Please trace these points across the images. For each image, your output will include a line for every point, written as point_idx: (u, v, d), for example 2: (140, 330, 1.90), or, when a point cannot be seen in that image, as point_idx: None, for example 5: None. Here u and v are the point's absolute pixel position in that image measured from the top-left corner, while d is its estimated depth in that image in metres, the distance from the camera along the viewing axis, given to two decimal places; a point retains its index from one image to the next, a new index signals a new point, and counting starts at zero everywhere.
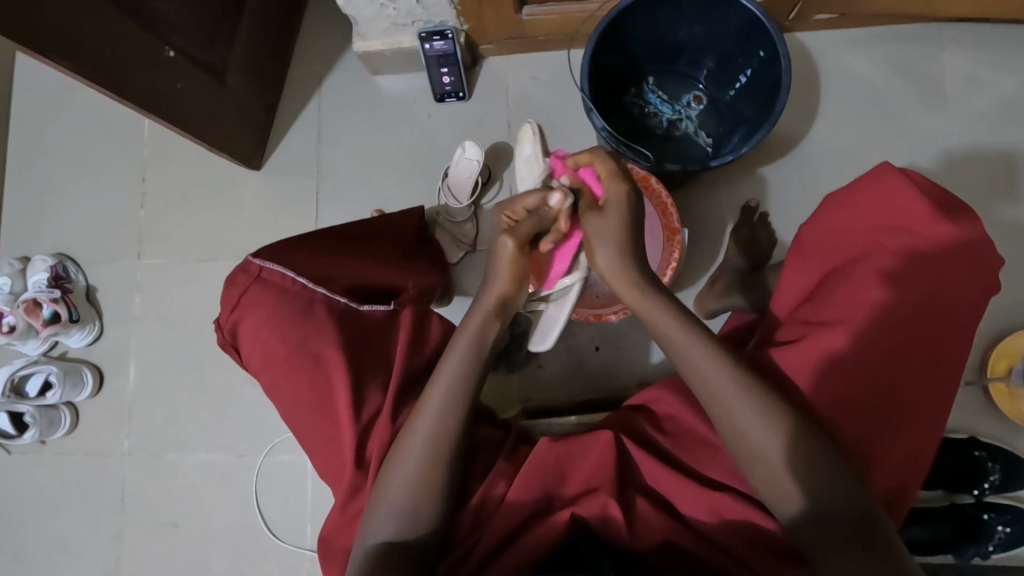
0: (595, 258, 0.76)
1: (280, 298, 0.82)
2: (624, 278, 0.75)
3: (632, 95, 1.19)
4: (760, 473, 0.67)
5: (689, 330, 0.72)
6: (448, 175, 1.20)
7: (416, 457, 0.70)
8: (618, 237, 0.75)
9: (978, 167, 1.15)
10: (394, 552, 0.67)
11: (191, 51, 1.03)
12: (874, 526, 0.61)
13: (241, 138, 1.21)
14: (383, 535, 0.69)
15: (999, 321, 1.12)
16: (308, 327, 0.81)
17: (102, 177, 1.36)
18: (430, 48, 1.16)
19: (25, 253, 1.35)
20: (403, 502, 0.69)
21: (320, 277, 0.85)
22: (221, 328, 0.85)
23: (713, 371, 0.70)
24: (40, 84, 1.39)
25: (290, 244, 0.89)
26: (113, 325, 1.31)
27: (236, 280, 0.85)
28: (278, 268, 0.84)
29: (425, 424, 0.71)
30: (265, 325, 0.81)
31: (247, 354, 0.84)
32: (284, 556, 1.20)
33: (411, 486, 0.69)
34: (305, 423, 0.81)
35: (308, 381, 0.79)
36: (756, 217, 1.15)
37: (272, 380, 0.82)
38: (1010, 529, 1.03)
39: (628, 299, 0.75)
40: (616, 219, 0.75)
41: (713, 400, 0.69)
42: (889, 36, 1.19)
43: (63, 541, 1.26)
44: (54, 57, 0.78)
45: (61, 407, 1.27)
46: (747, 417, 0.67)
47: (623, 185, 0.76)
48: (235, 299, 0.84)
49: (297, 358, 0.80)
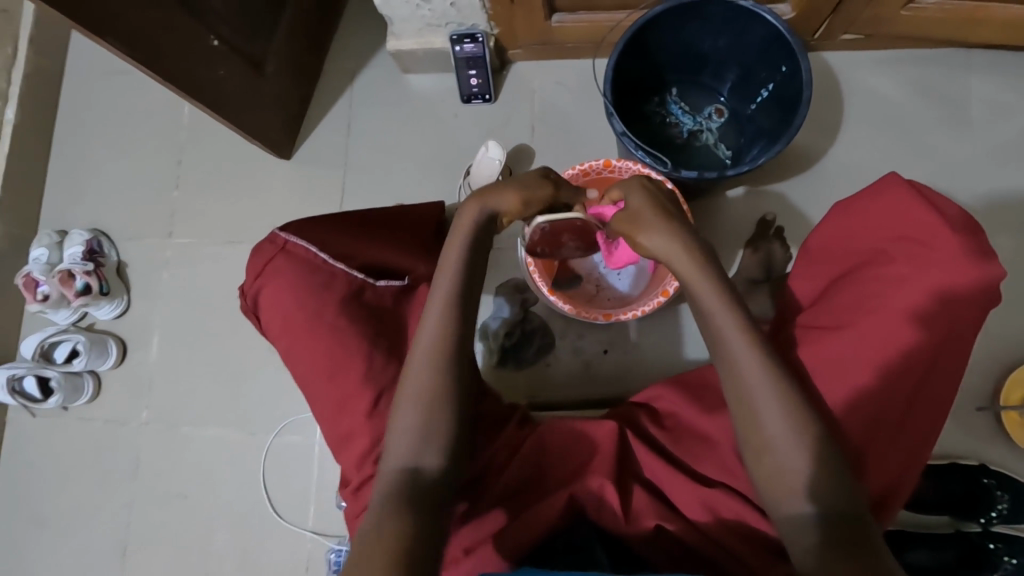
0: (640, 239, 0.77)
1: (301, 269, 0.85)
2: (673, 250, 0.75)
3: (654, 104, 1.21)
4: (763, 466, 0.67)
5: (726, 305, 0.72)
6: (469, 173, 1.23)
7: (420, 395, 0.70)
8: (658, 219, 0.76)
9: (998, 193, 1.15)
10: (411, 484, 0.65)
11: (233, 41, 1.08)
12: (868, 521, 0.62)
13: (273, 127, 1.25)
14: (398, 469, 0.67)
15: (1016, 349, 1.10)
16: (327, 299, 0.84)
17: (140, 158, 1.42)
18: (460, 50, 1.20)
19: (63, 227, 1.42)
20: (418, 433, 0.68)
21: (341, 253, 0.89)
22: (244, 294, 0.89)
23: (744, 352, 0.69)
24: (89, 69, 1.47)
25: (315, 221, 0.93)
26: (140, 300, 1.36)
27: (261, 250, 0.88)
28: (302, 241, 0.87)
29: (422, 364, 0.72)
30: (284, 295, 0.84)
31: (265, 322, 0.87)
32: (286, 534, 1.22)
33: (417, 422, 0.69)
34: (315, 392, 0.83)
35: (321, 350, 0.82)
36: (772, 230, 1.17)
37: (287, 348, 0.85)
38: (1016, 561, 1.01)
39: (681, 273, 0.75)
40: (639, 203, 0.78)
41: (728, 380, 0.70)
42: (915, 59, 1.20)
43: (76, 504, 1.30)
44: (107, 38, 0.83)
45: (85, 375, 1.32)
46: (756, 407, 0.68)
47: (641, 177, 0.83)
48: (259, 268, 0.87)
49: (313, 326, 0.82)
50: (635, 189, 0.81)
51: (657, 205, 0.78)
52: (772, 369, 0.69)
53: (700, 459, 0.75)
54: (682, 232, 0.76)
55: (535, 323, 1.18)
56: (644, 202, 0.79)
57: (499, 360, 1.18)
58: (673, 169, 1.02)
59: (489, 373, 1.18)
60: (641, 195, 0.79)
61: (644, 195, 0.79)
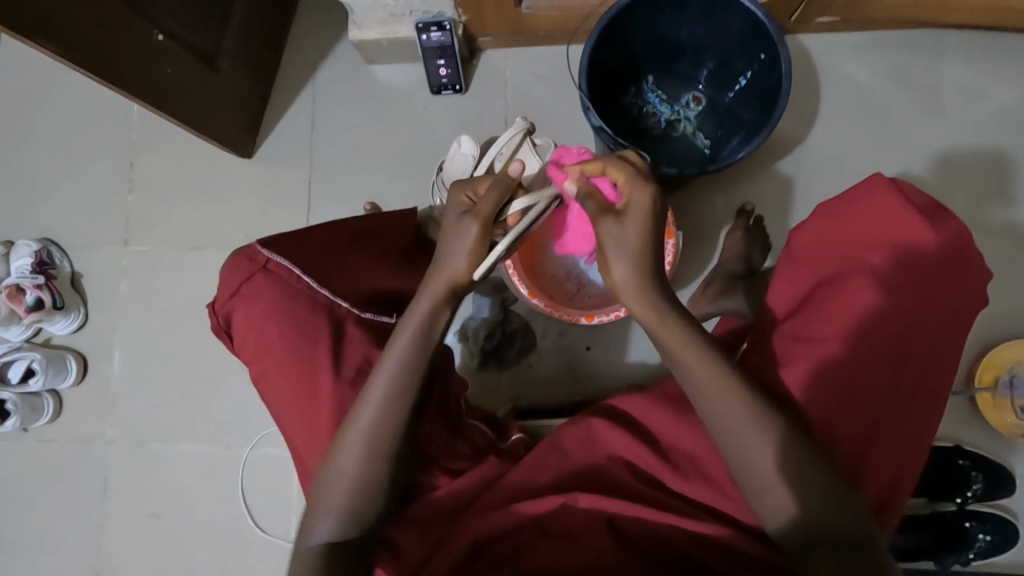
0: (608, 266, 0.65)
1: (282, 295, 0.78)
2: (638, 295, 0.65)
3: (631, 94, 1.18)
4: (759, 490, 0.63)
5: (705, 361, 0.65)
6: (442, 170, 1.17)
7: (355, 453, 0.67)
8: (638, 250, 0.64)
9: (972, 175, 1.15)
10: (334, 554, 0.66)
11: (181, 35, 1.00)
12: (879, 549, 0.60)
13: (230, 125, 1.18)
14: (324, 535, 0.67)
15: (990, 332, 1.12)
16: (309, 331, 0.76)
17: (88, 160, 1.33)
18: (428, 40, 1.14)
19: (9, 237, 1.32)
20: (349, 494, 0.67)
21: (325, 277, 0.81)
22: (216, 311, 0.81)
23: (726, 397, 0.65)
24: (26, 64, 1.36)
25: (301, 235, 0.86)
26: (99, 312, 1.29)
27: (239, 267, 0.80)
28: (285, 262, 0.80)
29: (355, 445, 0.67)
30: (262, 320, 0.77)
31: (239, 343, 0.80)
32: (269, 548, 1.19)
33: (348, 490, 0.67)
34: (292, 423, 0.77)
35: (297, 383, 0.76)
36: (751, 221, 1.12)
37: (263, 372, 0.78)
38: (990, 537, 1.05)
39: (654, 322, 0.65)
40: (635, 229, 0.64)
41: (726, 427, 0.65)
42: (891, 42, 1.19)
43: (45, 528, 1.25)
44: (40, 40, 0.75)
45: (44, 395, 1.25)
46: (754, 447, 0.63)
47: (649, 189, 0.65)
48: (235, 286, 0.79)
49: (290, 358, 0.76)
50: (625, 172, 0.66)
51: (651, 235, 0.64)
52: (757, 412, 0.64)
53: (686, 477, 0.71)
54: (654, 275, 0.65)
55: (515, 324, 1.15)
56: (640, 199, 0.64)
57: (480, 363, 1.15)
58: (654, 166, 1.01)
59: (470, 377, 1.16)
60: (634, 183, 0.65)
61: (643, 188, 0.65)
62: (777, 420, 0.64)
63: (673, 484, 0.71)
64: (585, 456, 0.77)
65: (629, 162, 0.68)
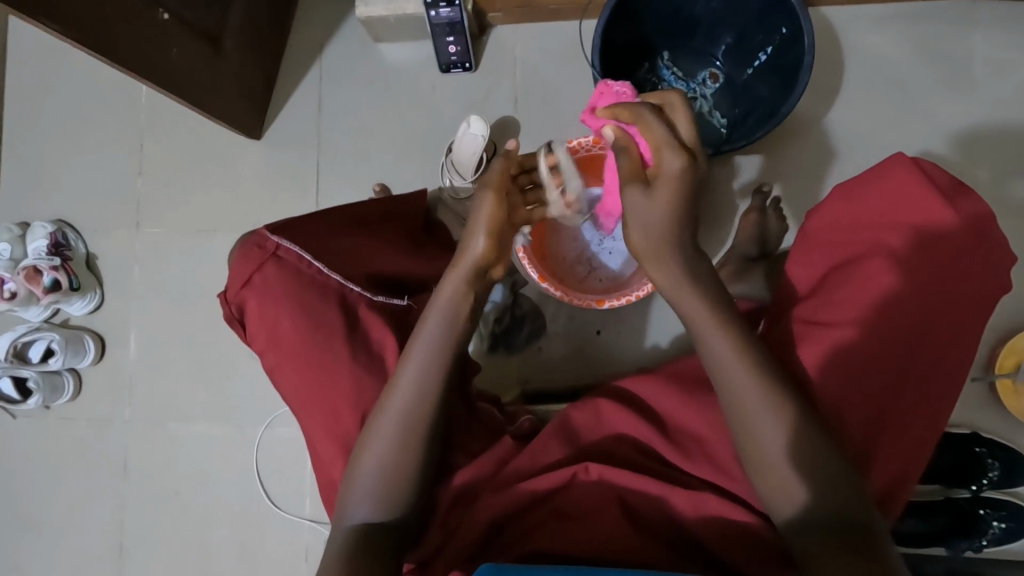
0: (630, 233, 0.71)
1: (294, 281, 0.78)
2: (657, 259, 0.69)
3: (645, 71, 1.13)
4: (771, 473, 0.63)
5: (726, 341, 0.66)
6: (451, 150, 1.15)
7: (386, 438, 0.67)
8: (664, 217, 0.69)
9: (1001, 154, 1.11)
10: (369, 534, 0.66)
11: (185, 14, 0.99)
12: (880, 533, 0.59)
13: (237, 105, 1.16)
14: (359, 519, 0.67)
15: (1012, 317, 1.09)
16: (324, 318, 0.76)
17: (99, 142, 1.33)
18: (436, 15, 1.10)
19: (24, 219, 1.34)
20: (377, 480, 0.67)
21: (337, 263, 0.81)
22: (228, 301, 0.80)
23: (739, 377, 0.64)
24: (35, 45, 1.36)
25: (311, 221, 0.85)
26: (113, 293, 1.30)
27: (249, 255, 0.79)
28: (295, 248, 0.79)
29: (384, 430, 0.68)
30: (276, 308, 0.77)
31: (251, 331, 0.79)
32: (284, 525, 1.22)
33: (376, 475, 0.67)
34: (308, 410, 0.77)
35: (312, 369, 0.75)
36: (768, 202, 1.09)
37: (277, 361, 0.78)
38: (1005, 525, 1.03)
39: (677, 301, 0.69)
40: (661, 199, 0.69)
41: (734, 406, 0.65)
42: (920, 13, 1.13)
43: (69, 502, 1.29)
44: (45, 21, 0.74)
45: (64, 374, 1.28)
46: (762, 431, 0.63)
47: (680, 157, 0.68)
48: (247, 275, 0.78)
49: (304, 344, 0.75)
50: (665, 131, 0.69)
51: (676, 206, 0.69)
52: (767, 395, 0.63)
53: (694, 461, 0.70)
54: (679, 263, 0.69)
55: (525, 309, 1.15)
56: (671, 162, 0.68)
57: (491, 346, 1.15)
58: None
59: (481, 360, 1.16)
60: (667, 146, 0.68)
61: (676, 153, 0.68)
62: (784, 404, 0.63)
63: (683, 466, 0.70)
64: (593, 435, 0.76)
65: (665, 122, 0.70)
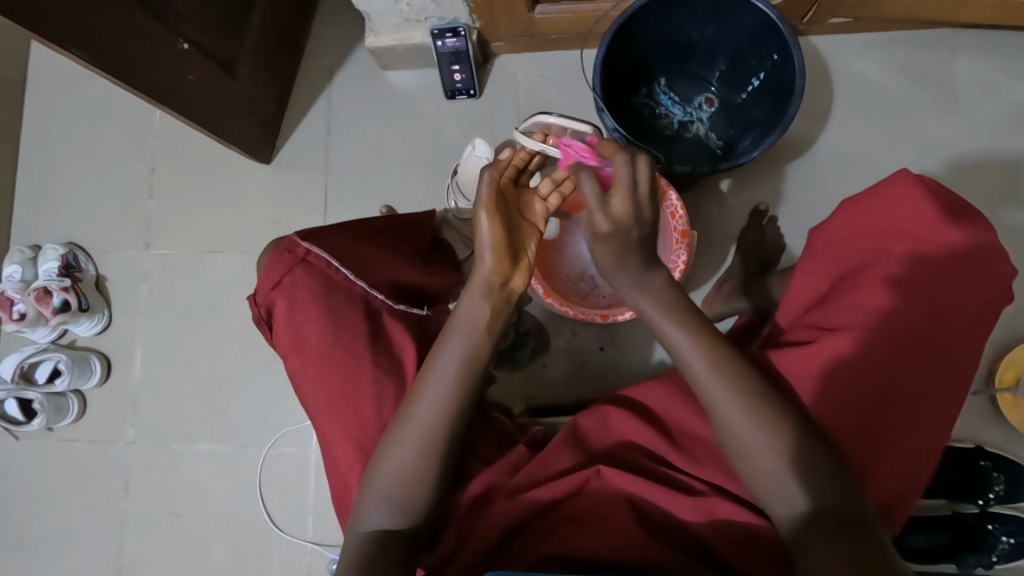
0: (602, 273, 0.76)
1: (322, 286, 0.80)
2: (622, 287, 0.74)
3: (643, 95, 1.19)
4: (759, 479, 0.63)
5: (712, 361, 0.67)
6: (456, 172, 1.20)
7: (398, 444, 0.68)
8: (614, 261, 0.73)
9: (988, 174, 1.14)
10: (380, 541, 0.66)
11: (203, 43, 1.04)
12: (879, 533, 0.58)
13: (249, 130, 1.21)
14: (373, 525, 0.67)
15: (1009, 330, 1.11)
16: (350, 322, 0.78)
17: (112, 167, 1.37)
18: (442, 45, 1.16)
19: (36, 241, 1.37)
20: (388, 486, 0.68)
21: (362, 270, 0.83)
22: (257, 303, 0.82)
23: (722, 392, 0.66)
24: (52, 75, 1.40)
25: (338, 229, 0.87)
26: (120, 314, 1.32)
27: (279, 259, 0.81)
28: (324, 254, 0.81)
29: (399, 436, 0.69)
30: (304, 311, 0.79)
31: (277, 333, 0.81)
32: (285, 547, 1.20)
33: (387, 481, 0.68)
34: (328, 413, 0.78)
35: (338, 373, 0.77)
36: (764, 221, 1.14)
37: (301, 364, 0.79)
38: (1014, 540, 1.02)
39: (653, 321, 0.72)
40: (603, 248, 0.73)
41: (720, 419, 0.66)
42: (904, 41, 1.19)
43: (68, 525, 1.27)
44: (69, 47, 0.78)
45: (68, 395, 1.28)
46: (751, 440, 0.64)
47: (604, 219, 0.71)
48: (277, 278, 0.80)
49: (331, 347, 0.77)
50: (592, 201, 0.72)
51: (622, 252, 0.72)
52: (757, 405, 0.64)
53: (703, 467, 0.70)
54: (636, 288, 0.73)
55: (529, 325, 1.16)
56: (603, 227, 0.72)
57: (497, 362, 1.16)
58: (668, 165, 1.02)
59: None
60: (599, 213, 0.71)
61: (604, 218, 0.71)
62: (780, 411, 0.64)
63: (691, 472, 0.71)
64: (602, 443, 0.77)
65: (586, 183, 0.72)
